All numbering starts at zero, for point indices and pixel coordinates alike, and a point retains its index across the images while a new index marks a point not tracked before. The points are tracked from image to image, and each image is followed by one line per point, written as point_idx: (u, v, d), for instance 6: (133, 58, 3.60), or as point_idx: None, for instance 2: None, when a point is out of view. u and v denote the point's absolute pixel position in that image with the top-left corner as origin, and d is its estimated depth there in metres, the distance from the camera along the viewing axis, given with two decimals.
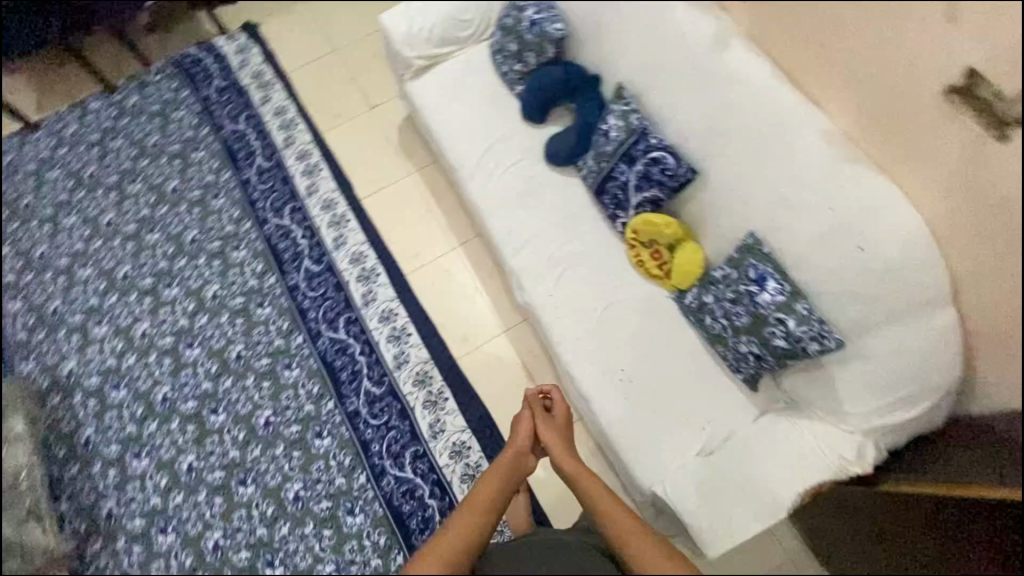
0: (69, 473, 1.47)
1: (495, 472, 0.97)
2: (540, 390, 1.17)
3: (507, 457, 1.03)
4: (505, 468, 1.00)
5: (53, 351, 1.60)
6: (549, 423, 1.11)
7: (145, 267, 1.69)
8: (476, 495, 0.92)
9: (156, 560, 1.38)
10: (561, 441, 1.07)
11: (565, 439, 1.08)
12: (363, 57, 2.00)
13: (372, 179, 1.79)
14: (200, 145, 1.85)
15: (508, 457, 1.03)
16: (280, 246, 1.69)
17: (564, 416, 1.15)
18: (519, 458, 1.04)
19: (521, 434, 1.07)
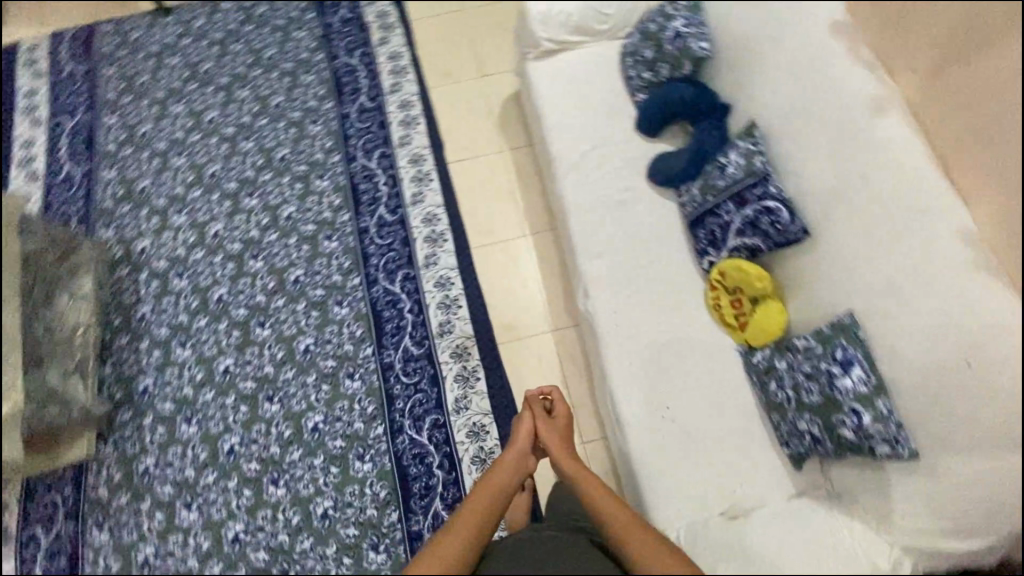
0: (119, 341, 1.56)
1: (496, 476, 1.06)
2: (540, 392, 1.24)
3: (508, 458, 1.11)
4: (505, 470, 1.08)
5: (133, 226, 1.69)
6: (548, 425, 1.17)
7: (233, 171, 1.75)
8: (479, 496, 1.00)
9: (175, 446, 1.45)
10: (560, 445, 1.14)
11: (564, 442, 1.15)
12: (487, 22, 1.97)
13: (464, 145, 1.79)
14: (312, 69, 1.89)
15: (509, 458, 1.11)
16: (360, 186, 1.72)
17: (564, 417, 1.21)
18: (518, 459, 1.11)
19: (521, 438, 1.14)
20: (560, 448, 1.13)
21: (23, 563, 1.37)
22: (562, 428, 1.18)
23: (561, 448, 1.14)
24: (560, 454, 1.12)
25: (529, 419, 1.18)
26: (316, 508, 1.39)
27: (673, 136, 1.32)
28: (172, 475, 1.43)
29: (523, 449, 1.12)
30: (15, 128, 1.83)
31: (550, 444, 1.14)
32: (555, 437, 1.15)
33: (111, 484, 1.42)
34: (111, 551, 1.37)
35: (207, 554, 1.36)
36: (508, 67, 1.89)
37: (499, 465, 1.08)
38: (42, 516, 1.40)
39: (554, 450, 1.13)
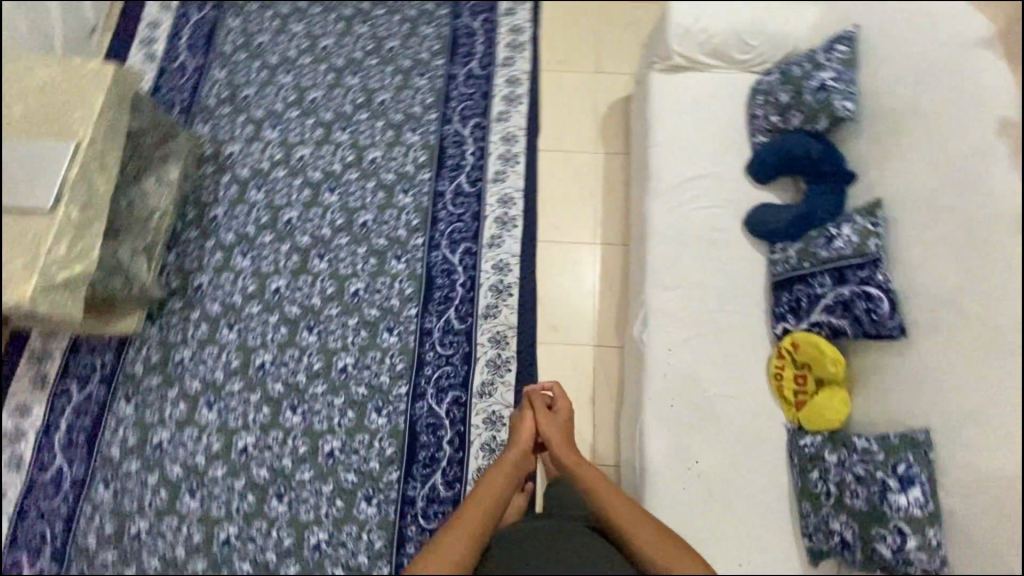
0: (187, 234, 1.62)
1: (497, 475, 1.05)
2: (540, 389, 1.28)
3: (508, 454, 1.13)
4: (506, 468, 1.08)
5: (228, 129, 1.74)
6: (547, 420, 1.21)
7: (332, 102, 1.77)
8: (480, 495, 1.00)
9: (212, 346, 1.51)
10: (559, 439, 1.18)
11: (563, 436, 1.19)
12: (618, 19, 1.90)
13: (560, 136, 1.75)
14: (433, 22, 1.88)
15: (508, 454, 1.13)
16: (448, 149, 1.71)
17: (564, 412, 1.25)
18: (518, 456, 1.13)
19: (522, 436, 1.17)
20: (559, 442, 1.17)
21: (54, 411, 1.46)
22: (561, 424, 1.21)
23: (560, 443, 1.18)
24: (560, 452, 1.15)
25: (529, 414, 1.23)
26: (324, 445, 1.42)
27: (780, 188, 1.26)
28: (203, 372, 1.49)
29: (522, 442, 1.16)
30: (146, 7, 1.90)
31: (549, 438, 1.18)
32: (554, 430, 1.19)
33: (148, 364, 1.49)
34: (132, 424, 1.44)
35: (215, 456, 1.41)
36: (626, 69, 1.82)
37: (499, 464, 1.08)
38: (81, 374, 1.49)
39: (554, 445, 1.17)
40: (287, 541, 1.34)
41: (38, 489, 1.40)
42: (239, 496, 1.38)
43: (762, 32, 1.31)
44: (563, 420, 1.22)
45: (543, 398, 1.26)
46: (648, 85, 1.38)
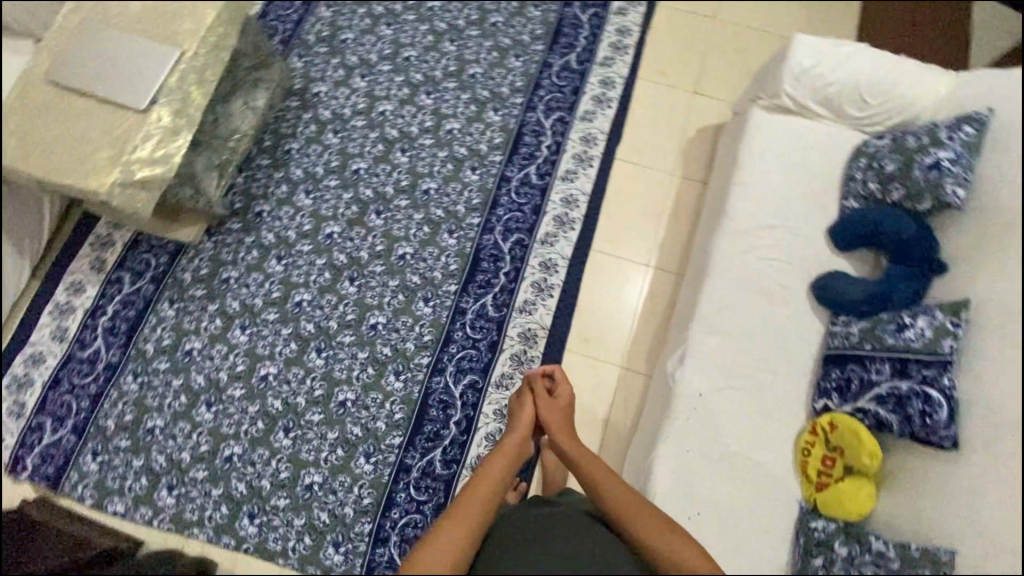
0: (260, 161, 1.66)
1: (498, 460, 1.04)
2: (540, 374, 1.28)
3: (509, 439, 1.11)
4: (507, 453, 1.07)
5: (320, 68, 1.77)
6: (548, 406, 1.21)
7: (425, 64, 1.77)
8: (481, 479, 0.98)
9: (258, 273, 1.56)
10: (559, 426, 1.18)
11: (563, 423, 1.18)
12: (731, 42, 1.81)
13: (641, 149, 1.69)
14: (542, 6, 1.85)
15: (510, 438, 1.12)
16: (525, 137, 1.69)
17: (565, 397, 1.25)
18: (518, 441, 1.12)
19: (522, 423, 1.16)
20: (559, 428, 1.17)
21: (104, 296, 1.54)
22: (560, 411, 1.21)
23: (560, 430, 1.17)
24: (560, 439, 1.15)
25: (529, 400, 1.22)
26: (339, 393, 1.45)
27: (860, 259, 1.19)
28: (244, 295, 1.54)
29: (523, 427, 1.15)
30: None
31: (549, 424, 1.18)
32: (555, 416, 1.19)
33: (197, 275, 1.56)
34: (170, 327, 1.51)
35: (237, 376, 1.47)
36: (726, 97, 1.74)
37: (501, 450, 1.07)
38: (135, 268, 1.57)
39: (554, 431, 1.16)
40: (283, 474, 1.39)
41: (75, 363, 1.48)
42: (250, 420, 1.43)
43: (883, 93, 1.23)
44: (563, 407, 1.22)
45: (542, 384, 1.26)
46: (745, 121, 1.34)
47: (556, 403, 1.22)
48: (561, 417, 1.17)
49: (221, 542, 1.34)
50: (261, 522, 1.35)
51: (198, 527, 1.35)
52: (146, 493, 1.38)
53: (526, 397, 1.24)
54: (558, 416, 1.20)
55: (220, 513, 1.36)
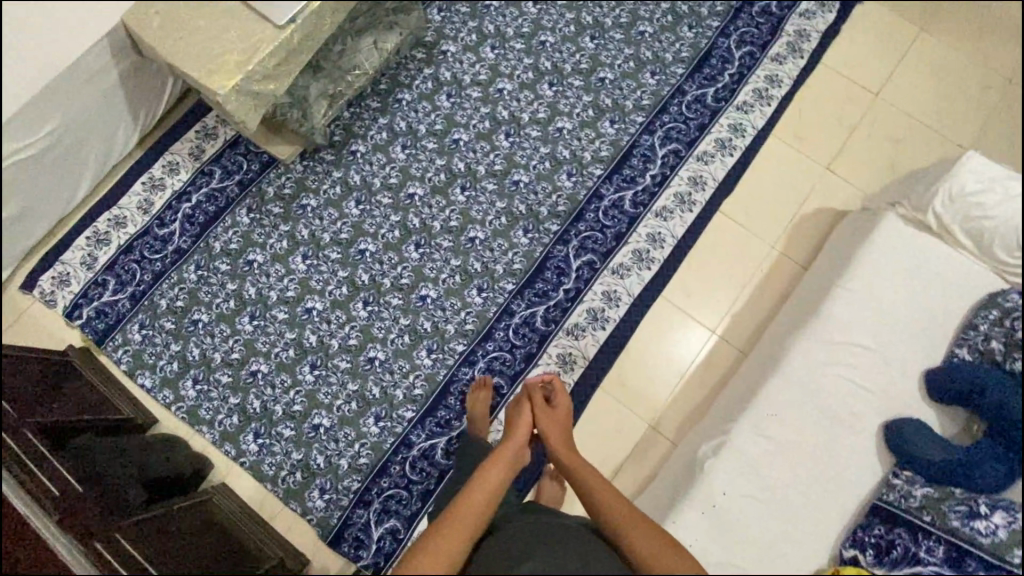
0: (370, 101, 1.67)
1: (494, 468, 0.99)
2: (539, 383, 1.25)
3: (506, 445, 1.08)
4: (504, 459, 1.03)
5: (455, 27, 1.74)
6: (544, 414, 1.19)
7: (557, 54, 1.71)
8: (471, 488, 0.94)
9: (334, 210, 1.58)
10: (557, 436, 1.15)
11: (561, 434, 1.16)
12: (885, 127, 1.65)
13: (748, 209, 1.58)
14: (697, 29, 1.74)
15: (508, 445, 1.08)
16: (633, 160, 1.62)
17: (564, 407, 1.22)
18: (516, 447, 1.08)
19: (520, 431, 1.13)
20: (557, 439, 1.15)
21: (193, 184, 1.61)
22: (558, 420, 1.18)
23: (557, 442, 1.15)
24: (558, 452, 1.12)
25: (524, 406, 1.20)
26: (370, 350, 1.47)
27: (947, 415, 1.08)
28: (316, 226, 1.57)
29: (522, 433, 1.12)
30: None
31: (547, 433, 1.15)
32: (552, 424, 1.17)
33: (279, 192, 1.60)
34: (240, 232, 1.57)
35: (285, 300, 1.51)
36: (858, 184, 1.60)
37: (498, 458, 1.02)
38: (228, 167, 1.62)
39: (552, 442, 1.14)
40: (296, 406, 1.43)
41: (149, 238, 1.57)
42: (283, 345, 1.48)
43: None
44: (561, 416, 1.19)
45: (541, 391, 1.23)
46: (872, 225, 1.23)
47: (553, 412, 1.20)
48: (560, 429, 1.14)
49: (223, 448, 1.41)
50: (263, 443, 1.41)
51: (207, 426, 1.42)
52: (173, 379, 1.46)
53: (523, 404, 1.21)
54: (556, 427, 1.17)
55: (231, 421, 1.42)
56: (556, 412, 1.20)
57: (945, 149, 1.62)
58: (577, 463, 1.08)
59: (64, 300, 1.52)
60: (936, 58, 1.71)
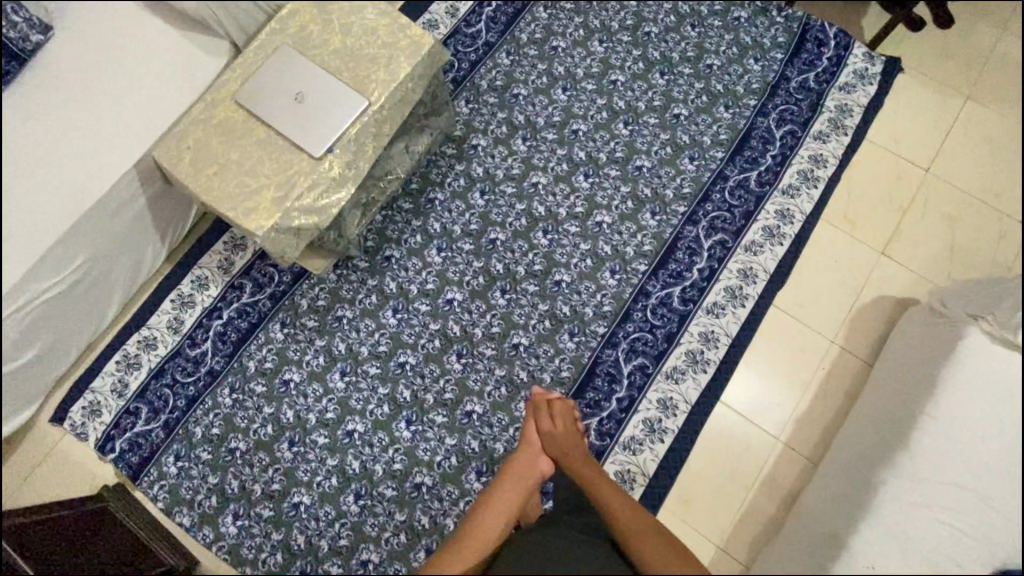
0: (402, 203, 1.63)
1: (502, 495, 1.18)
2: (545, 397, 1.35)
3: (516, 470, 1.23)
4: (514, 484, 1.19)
5: (485, 119, 1.71)
6: (551, 428, 1.27)
7: (591, 143, 1.67)
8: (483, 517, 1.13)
9: (370, 320, 1.52)
10: (566, 447, 1.23)
11: (571, 446, 1.24)
12: (938, 205, 1.59)
13: (802, 302, 1.51)
14: (733, 109, 1.68)
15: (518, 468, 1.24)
16: (677, 252, 1.56)
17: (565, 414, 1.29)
18: (526, 469, 1.23)
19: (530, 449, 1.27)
20: (568, 450, 1.24)
21: (223, 299, 1.55)
22: (566, 430, 1.26)
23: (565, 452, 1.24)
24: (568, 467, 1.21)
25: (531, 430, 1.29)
26: (416, 474, 1.40)
27: None
28: (353, 339, 1.51)
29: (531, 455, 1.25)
30: None
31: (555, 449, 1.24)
32: (560, 436, 1.25)
33: (313, 304, 1.54)
34: (275, 350, 1.51)
35: (324, 423, 1.44)
36: (915, 269, 1.53)
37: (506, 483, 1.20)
38: (259, 279, 1.57)
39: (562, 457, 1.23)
40: (342, 540, 1.36)
41: (181, 359, 1.51)
42: (325, 474, 1.41)
43: None
44: (567, 427, 1.26)
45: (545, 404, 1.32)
46: (952, 341, 1.18)
47: (560, 422, 1.27)
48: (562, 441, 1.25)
49: None
50: None
51: (251, 566, 1.36)
52: (212, 515, 1.39)
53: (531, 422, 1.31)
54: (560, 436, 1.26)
55: (275, 559, 1.36)
56: (564, 421, 1.28)
57: (1004, 226, 1.56)
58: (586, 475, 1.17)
59: (95, 433, 1.46)
60: (985, 130, 1.65)
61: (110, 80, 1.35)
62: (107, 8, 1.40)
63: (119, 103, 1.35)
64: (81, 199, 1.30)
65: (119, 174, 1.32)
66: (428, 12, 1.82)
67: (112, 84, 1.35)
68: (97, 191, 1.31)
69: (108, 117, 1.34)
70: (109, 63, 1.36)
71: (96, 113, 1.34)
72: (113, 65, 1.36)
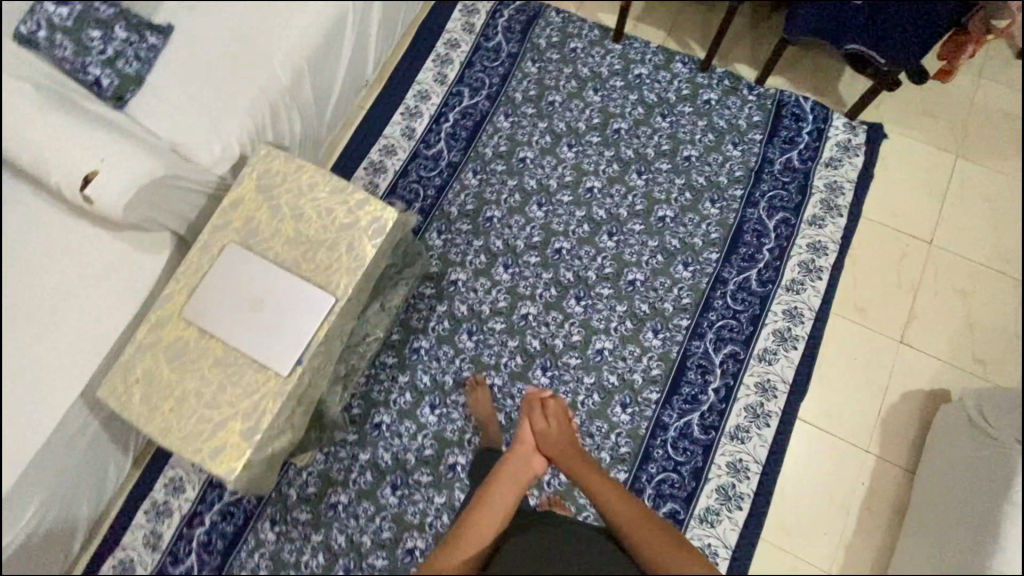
0: (385, 358, 1.49)
1: (494, 490, 1.06)
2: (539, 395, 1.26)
3: (508, 470, 1.11)
4: (506, 487, 1.07)
5: (460, 250, 1.59)
6: (546, 427, 1.19)
7: (577, 260, 1.56)
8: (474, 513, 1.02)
9: (369, 502, 1.38)
10: (561, 444, 1.16)
11: (567, 443, 1.16)
12: (949, 279, 1.51)
13: (828, 412, 1.42)
14: (720, 203, 1.59)
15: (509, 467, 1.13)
16: (689, 373, 1.44)
17: (557, 415, 1.21)
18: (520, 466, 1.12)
19: (522, 444, 1.17)
20: (564, 450, 1.15)
21: (203, 501, 1.39)
22: (559, 428, 1.18)
23: (561, 450, 1.16)
24: (566, 466, 1.13)
25: (524, 426, 1.20)
26: None
27: None
28: (352, 528, 1.36)
29: (524, 454, 1.14)
30: (422, 71, 1.77)
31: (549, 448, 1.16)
32: (554, 434, 1.17)
33: (303, 492, 1.39)
34: (268, 554, 1.36)
35: None
36: (937, 354, 1.45)
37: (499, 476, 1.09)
38: None
39: (556, 453, 1.16)
40: None
41: None
42: None
43: None
44: (562, 425, 1.19)
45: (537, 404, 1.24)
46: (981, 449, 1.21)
47: (555, 421, 1.20)
48: (557, 439, 1.16)
49: None
50: None
51: None
52: None
53: (523, 420, 1.22)
54: (553, 433, 1.17)
55: None
56: (560, 420, 1.20)
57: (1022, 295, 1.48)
58: (582, 471, 1.10)
59: None
60: (983, 192, 1.58)
61: (34, 303, 1.18)
62: (20, 212, 1.24)
63: (46, 330, 1.17)
64: (12, 453, 1.12)
65: (58, 414, 1.15)
66: (382, 137, 1.71)
67: (28, 296, 1.19)
68: (32, 441, 1.13)
69: (35, 349, 1.16)
70: (28, 284, 1.19)
71: (18, 346, 1.16)
72: (34, 285, 1.19)
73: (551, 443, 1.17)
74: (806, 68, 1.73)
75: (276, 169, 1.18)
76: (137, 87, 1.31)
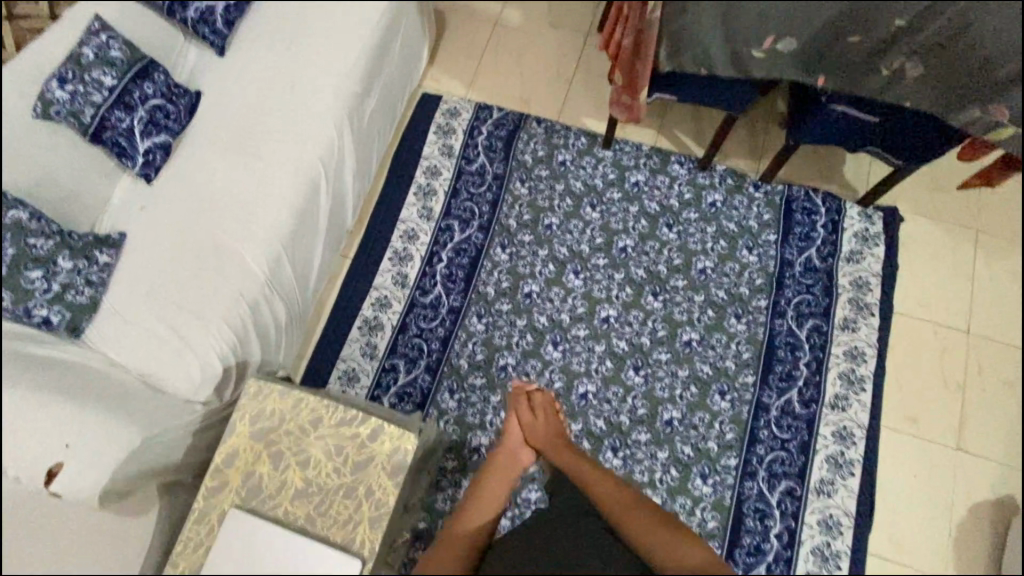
0: (415, 551, 1.35)
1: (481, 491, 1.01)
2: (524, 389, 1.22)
3: (495, 468, 1.06)
4: (493, 483, 1.03)
5: (478, 409, 1.45)
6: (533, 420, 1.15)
7: (605, 404, 1.43)
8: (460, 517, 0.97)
9: None
10: (549, 438, 1.12)
11: (554, 435, 1.12)
12: (993, 371, 1.43)
13: (898, 541, 1.33)
14: (745, 317, 1.49)
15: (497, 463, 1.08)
16: (747, 518, 1.33)
17: (542, 409, 1.17)
18: (506, 463, 1.07)
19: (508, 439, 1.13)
20: (551, 442, 1.11)
21: None
22: (546, 419, 1.15)
23: (548, 442, 1.11)
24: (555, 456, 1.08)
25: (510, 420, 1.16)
26: None
27: None
28: None
29: (511, 450, 1.10)
30: (404, 208, 1.63)
31: (537, 440, 1.12)
32: (541, 425, 1.14)
33: None
34: None
35: None
36: (996, 458, 1.37)
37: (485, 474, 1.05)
38: None
39: (544, 444, 1.11)
40: None
41: None
42: None
43: None
44: (548, 417, 1.15)
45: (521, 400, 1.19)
46: None
47: (542, 414, 1.16)
48: (542, 431, 1.12)
49: None
50: None
51: None
52: None
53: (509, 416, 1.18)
54: (537, 423, 1.14)
55: None
56: (547, 413, 1.16)
57: None
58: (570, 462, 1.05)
59: None
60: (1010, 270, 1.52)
61: None
62: None
63: None
64: None
65: None
66: (373, 290, 1.56)
67: None
68: None
69: None
70: None
71: None
72: None
73: (536, 434, 1.13)
74: (803, 157, 1.66)
75: (270, 409, 1.03)
76: (92, 314, 1.13)
